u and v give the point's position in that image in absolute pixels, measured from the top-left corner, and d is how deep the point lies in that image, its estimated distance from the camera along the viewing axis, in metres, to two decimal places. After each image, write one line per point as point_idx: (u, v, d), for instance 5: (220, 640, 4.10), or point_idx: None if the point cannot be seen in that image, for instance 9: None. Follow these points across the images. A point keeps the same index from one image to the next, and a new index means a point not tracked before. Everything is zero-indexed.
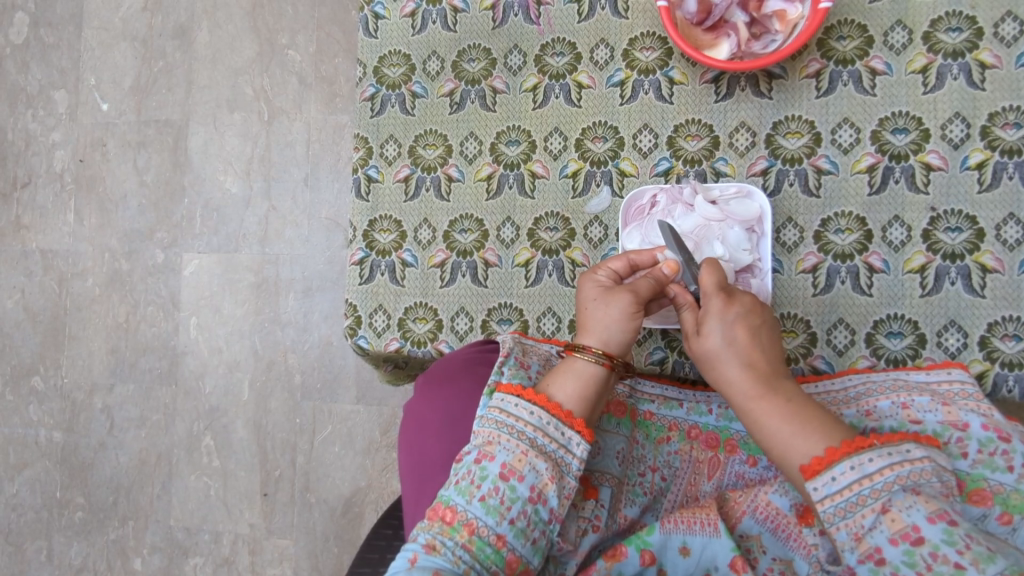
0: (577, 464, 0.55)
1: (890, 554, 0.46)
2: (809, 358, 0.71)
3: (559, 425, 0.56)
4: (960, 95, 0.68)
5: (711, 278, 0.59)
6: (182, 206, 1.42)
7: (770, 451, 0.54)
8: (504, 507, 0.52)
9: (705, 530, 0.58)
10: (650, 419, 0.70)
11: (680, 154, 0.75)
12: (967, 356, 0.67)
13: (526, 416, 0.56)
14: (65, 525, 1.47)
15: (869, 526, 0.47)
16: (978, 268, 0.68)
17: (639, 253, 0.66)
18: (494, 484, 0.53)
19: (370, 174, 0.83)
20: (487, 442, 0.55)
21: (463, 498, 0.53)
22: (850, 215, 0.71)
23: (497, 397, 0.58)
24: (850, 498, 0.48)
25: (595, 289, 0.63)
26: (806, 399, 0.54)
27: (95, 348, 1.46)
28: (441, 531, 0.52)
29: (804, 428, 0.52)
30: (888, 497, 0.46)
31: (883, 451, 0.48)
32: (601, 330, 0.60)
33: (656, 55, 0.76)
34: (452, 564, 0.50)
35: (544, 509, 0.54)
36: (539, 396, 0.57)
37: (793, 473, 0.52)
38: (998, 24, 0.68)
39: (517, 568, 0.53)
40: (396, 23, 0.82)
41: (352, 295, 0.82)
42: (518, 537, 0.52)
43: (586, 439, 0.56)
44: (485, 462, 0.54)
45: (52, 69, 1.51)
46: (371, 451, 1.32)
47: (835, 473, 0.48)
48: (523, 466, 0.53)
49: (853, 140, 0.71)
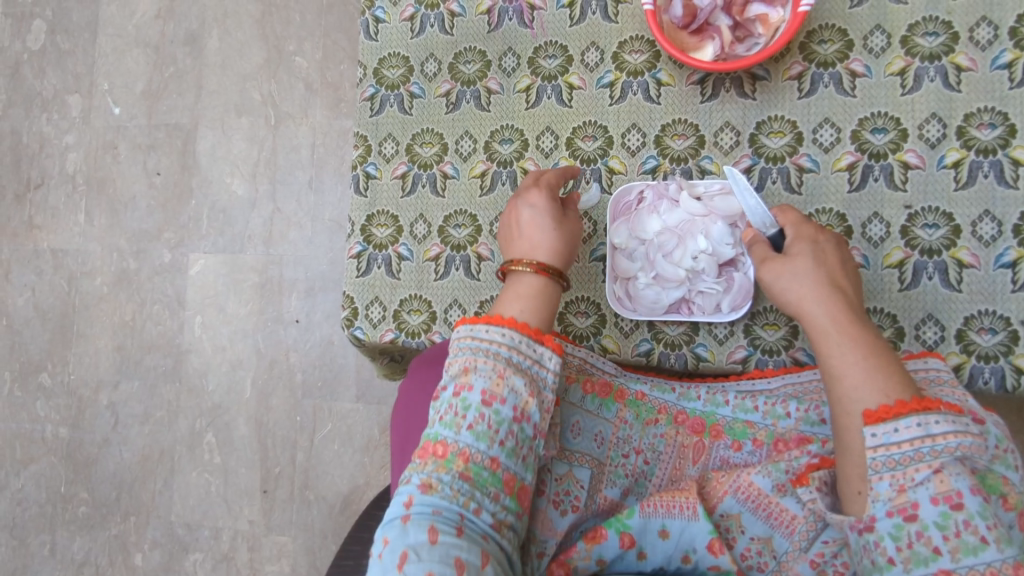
0: (551, 378, 0.61)
1: (926, 511, 0.50)
2: (791, 350, 0.73)
3: (530, 342, 0.61)
4: (938, 96, 0.71)
5: (791, 232, 0.66)
6: (190, 208, 1.46)
7: (828, 388, 0.58)
8: (492, 431, 0.57)
9: (684, 513, 0.60)
10: (642, 400, 0.71)
11: (667, 153, 0.78)
12: (945, 348, 0.69)
13: (499, 338, 0.61)
14: (69, 520, 1.50)
15: (917, 481, 0.50)
16: (955, 263, 0.70)
17: (550, 185, 0.74)
18: (478, 411, 0.58)
19: (369, 170, 0.86)
20: (464, 371, 0.60)
21: (452, 431, 0.58)
22: (830, 212, 0.73)
23: (465, 329, 0.62)
24: (907, 452, 0.51)
25: (554, 209, 0.72)
26: (888, 351, 0.57)
27: (102, 346, 1.49)
28: (437, 467, 0.56)
29: (873, 361, 0.56)
30: (945, 459, 0.50)
31: (949, 416, 0.51)
32: (562, 253, 0.71)
33: (644, 58, 0.79)
34: (451, 499, 0.54)
35: (528, 428, 0.59)
36: (505, 319, 0.62)
37: (853, 410, 0.55)
38: (973, 28, 0.71)
39: (514, 486, 0.58)
40: (396, 27, 0.86)
41: (349, 288, 0.84)
42: (510, 457, 0.58)
43: (555, 353, 0.62)
44: (465, 393, 0.58)
45: (67, 74, 1.56)
46: (370, 449, 1.34)
47: (899, 426, 0.52)
48: (501, 390, 0.58)
49: (834, 139, 0.74)
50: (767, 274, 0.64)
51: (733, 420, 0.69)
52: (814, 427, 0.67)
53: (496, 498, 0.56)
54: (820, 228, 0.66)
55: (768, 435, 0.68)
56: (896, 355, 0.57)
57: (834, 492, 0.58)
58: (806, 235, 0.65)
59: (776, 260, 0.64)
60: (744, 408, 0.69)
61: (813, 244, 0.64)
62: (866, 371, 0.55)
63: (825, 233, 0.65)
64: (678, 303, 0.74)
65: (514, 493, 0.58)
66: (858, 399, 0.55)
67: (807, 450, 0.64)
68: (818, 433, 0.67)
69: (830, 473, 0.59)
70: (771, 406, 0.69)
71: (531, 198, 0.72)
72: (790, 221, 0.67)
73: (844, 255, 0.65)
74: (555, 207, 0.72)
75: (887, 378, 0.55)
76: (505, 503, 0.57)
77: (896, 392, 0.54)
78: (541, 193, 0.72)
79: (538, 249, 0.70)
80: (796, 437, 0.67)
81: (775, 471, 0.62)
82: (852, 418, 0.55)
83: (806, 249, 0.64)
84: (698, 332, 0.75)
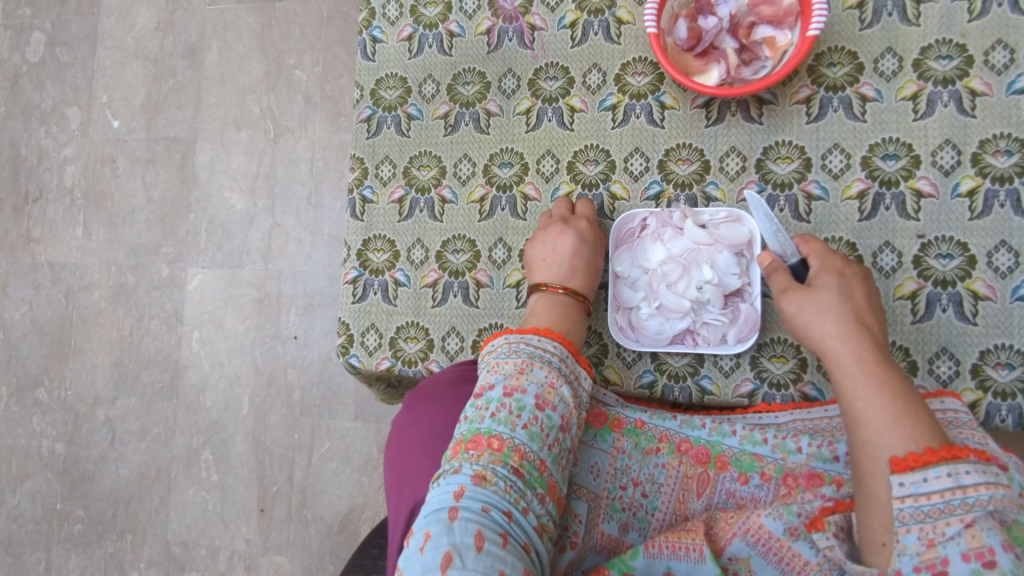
0: (586, 395, 0.64)
1: (957, 568, 0.47)
2: (799, 384, 0.70)
3: (575, 361, 0.64)
4: (952, 122, 0.69)
5: (816, 264, 0.64)
6: (188, 222, 1.44)
7: (851, 430, 0.55)
8: (545, 434, 0.57)
9: (691, 556, 0.58)
10: (641, 428, 0.69)
11: (671, 178, 0.76)
12: (960, 384, 0.67)
13: (551, 348, 0.63)
14: (64, 537, 1.48)
15: (948, 535, 0.48)
16: (970, 295, 0.67)
17: (591, 212, 0.76)
18: (533, 413, 0.57)
19: (366, 194, 0.84)
20: (519, 372, 0.60)
21: (506, 427, 0.57)
22: (841, 240, 0.71)
23: (516, 338, 0.63)
24: (937, 504, 0.49)
25: (596, 243, 0.74)
26: (915, 396, 0.54)
27: (99, 361, 1.48)
28: (493, 460, 0.54)
29: (898, 405, 0.53)
30: (977, 513, 0.48)
31: (979, 467, 0.49)
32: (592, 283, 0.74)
33: (648, 80, 0.77)
34: (504, 493, 0.53)
35: (568, 438, 0.60)
36: (558, 334, 0.64)
37: (879, 455, 0.52)
38: (988, 52, 0.68)
39: (556, 494, 0.57)
40: (394, 47, 0.84)
41: (345, 314, 0.82)
42: (555, 463, 0.58)
43: (591, 374, 0.65)
44: (518, 394, 0.58)
45: (66, 87, 1.54)
46: (368, 468, 1.32)
47: (928, 476, 0.49)
48: (553, 397, 0.59)
49: (843, 166, 0.71)
50: (788, 306, 0.62)
51: (739, 452, 0.67)
52: (827, 464, 0.64)
53: (542, 500, 0.55)
54: (846, 261, 0.64)
55: (777, 469, 0.65)
56: (923, 401, 0.55)
57: (850, 539, 0.55)
58: (832, 267, 0.63)
59: (799, 292, 0.62)
60: (752, 440, 0.67)
61: (839, 277, 0.62)
62: (892, 415, 0.53)
63: (851, 267, 0.64)
64: (682, 335, 0.72)
65: (554, 500, 0.57)
66: (884, 445, 0.52)
67: (821, 493, 0.61)
68: (830, 470, 0.64)
69: (846, 517, 0.57)
70: (781, 440, 0.66)
71: (575, 224, 0.74)
72: (815, 251, 0.66)
73: (870, 291, 0.63)
74: (596, 242, 0.75)
75: (915, 424, 0.52)
76: (547, 507, 0.56)
77: (925, 438, 0.51)
78: (589, 225, 0.75)
79: (573, 278, 0.73)
80: (807, 473, 0.64)
81: (787, 513, 0.59)
82: (877, 464, 0.52)
83: (831, 282, 0.62)
84: (703, 363, 0.73)
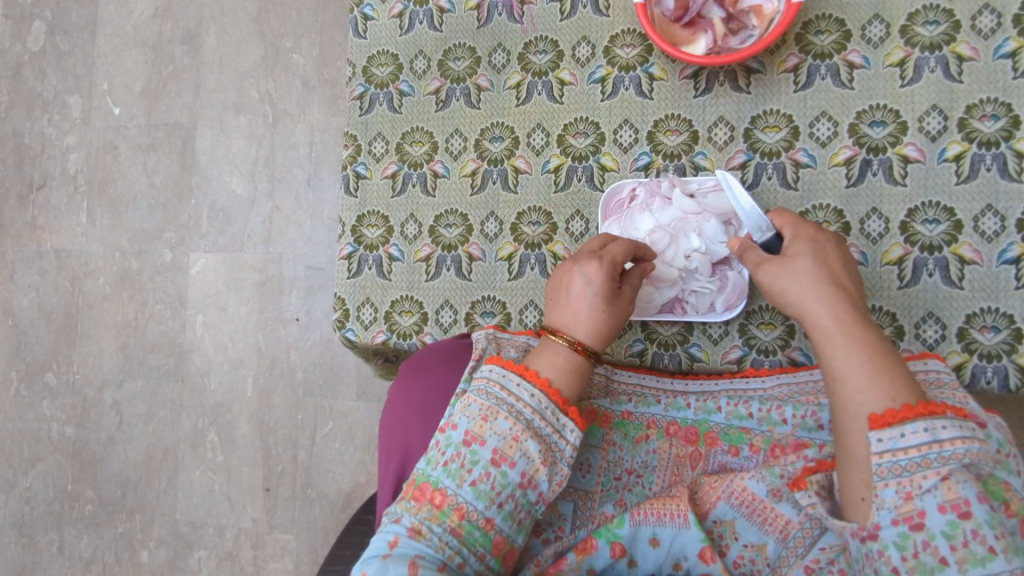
0: (570, 451, 0.57)
1: (933, 520, 0.48)
2: (787, 349, 0.72)
3: (556, 410, 0.58)
4: (938, 87, 0.69)
5: (788, 229, 0.64)
6: (190, 207, 1.46)
7: (831, 390, 0.56)
8: (495, 492, 0.55)
9: (675, 521, 0.59)
10: (628, 419, 0.69)
11: (660, 149, 0.76)
12: (945, 348, 0.67)
13: (526, 397, 0.58)
14: (76, 518, 1.51)
15: (925, 489, 0.49)
16: (956, 259, 0.68)
17: (614, 252, 0.66)
18: (485, 469, 0.55)
19: (359, 170, 0.85)
20: (483, 417, 0.57)
21: (454, 481, 0.55)
22: (828, 207, 0.71)
23: (499, 373, 0.60)
24: (915, 458, 0.50)
25: (611, 288, 0.64)
26: (892, 354, 0.55)
27: (105, 345, 1.50)
28: (429, 516, 0.54)
29: (876, 364, 0.54)
30: (953, 466, 0.49)
31: (955, 422, 0.50)
32: (602, 334, 0.63)
33: (636, 52, 0.77)
34: (437, 549, 0.53)
35: (532, 493, 0.56)
36: (539, 379, 0.59)
37: (858, 414, 0.53)
38: (976, 17, 0.68)
39: (503, 548, 0.56)
40: (385, 24, 0.85)
41: (341, 289, 0.84)
42: (506, 519, 0.55)
43: (579, 426, 0.58)
44: (476, 447, 0.56)
45: (67, 74, 1.56)
46: (370, 447, 1.34)
47: (905, 431, 0.50)
48: (513, 453, 0.55)
49: (831, 133, 0.72)
50: (764, 275, 0.62)
51: (727, 427, 0.67)
52: (811, 433, 0.65)
53: (482, 558, 0.55)
54: (819, 227, 0.63)
55: (765, 441, 0.65)
56: (900, 357, 0.55)
57: (832, 497, 0.56)
58: (805, 235, 0.63)
59: (773, 262, 0.62)
60: (738, 415, 0.68)
61: (812, 243, 0.62)
62: (870, 374, 0.53)
63: (826, 232, 0.63)
64: (672, 303, 0.73)
65: (500, 554, 0.56)
66: (862, 403, 0.53)
67: (802, 454, 0.62)
68: (815, 439, 0.64)
69: (828, 476, 0.57)
70: (765, 413, 0.67)
71: (586, 266, 0.64)
72: (788, 223, 0.64)
73: (844, 252, 0.62)
74: (612, 286, 0.64)
75: (893, 381, 0.53)
76: (488, 563, 0.55)
77: (903, 395, 0.52)
78: (601, 266, 0.64)
79: (578, 324, 0.63)
80: (794, 443, 0.65)
81: (769, 475, 0.60)
82: (857, 422, 0.53)
83: (806, 246, 0.61)
84: (692, 332, 0.75)
